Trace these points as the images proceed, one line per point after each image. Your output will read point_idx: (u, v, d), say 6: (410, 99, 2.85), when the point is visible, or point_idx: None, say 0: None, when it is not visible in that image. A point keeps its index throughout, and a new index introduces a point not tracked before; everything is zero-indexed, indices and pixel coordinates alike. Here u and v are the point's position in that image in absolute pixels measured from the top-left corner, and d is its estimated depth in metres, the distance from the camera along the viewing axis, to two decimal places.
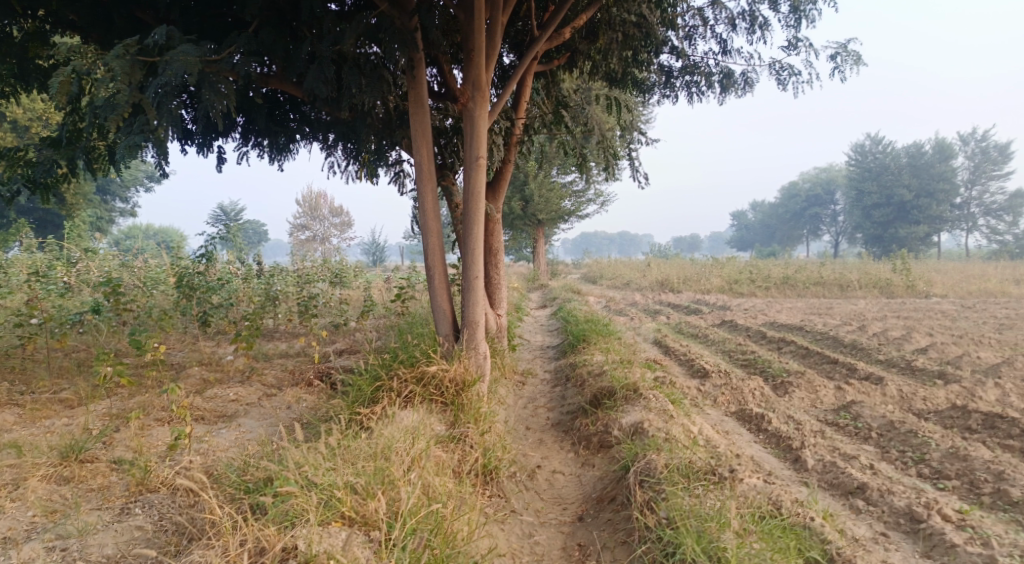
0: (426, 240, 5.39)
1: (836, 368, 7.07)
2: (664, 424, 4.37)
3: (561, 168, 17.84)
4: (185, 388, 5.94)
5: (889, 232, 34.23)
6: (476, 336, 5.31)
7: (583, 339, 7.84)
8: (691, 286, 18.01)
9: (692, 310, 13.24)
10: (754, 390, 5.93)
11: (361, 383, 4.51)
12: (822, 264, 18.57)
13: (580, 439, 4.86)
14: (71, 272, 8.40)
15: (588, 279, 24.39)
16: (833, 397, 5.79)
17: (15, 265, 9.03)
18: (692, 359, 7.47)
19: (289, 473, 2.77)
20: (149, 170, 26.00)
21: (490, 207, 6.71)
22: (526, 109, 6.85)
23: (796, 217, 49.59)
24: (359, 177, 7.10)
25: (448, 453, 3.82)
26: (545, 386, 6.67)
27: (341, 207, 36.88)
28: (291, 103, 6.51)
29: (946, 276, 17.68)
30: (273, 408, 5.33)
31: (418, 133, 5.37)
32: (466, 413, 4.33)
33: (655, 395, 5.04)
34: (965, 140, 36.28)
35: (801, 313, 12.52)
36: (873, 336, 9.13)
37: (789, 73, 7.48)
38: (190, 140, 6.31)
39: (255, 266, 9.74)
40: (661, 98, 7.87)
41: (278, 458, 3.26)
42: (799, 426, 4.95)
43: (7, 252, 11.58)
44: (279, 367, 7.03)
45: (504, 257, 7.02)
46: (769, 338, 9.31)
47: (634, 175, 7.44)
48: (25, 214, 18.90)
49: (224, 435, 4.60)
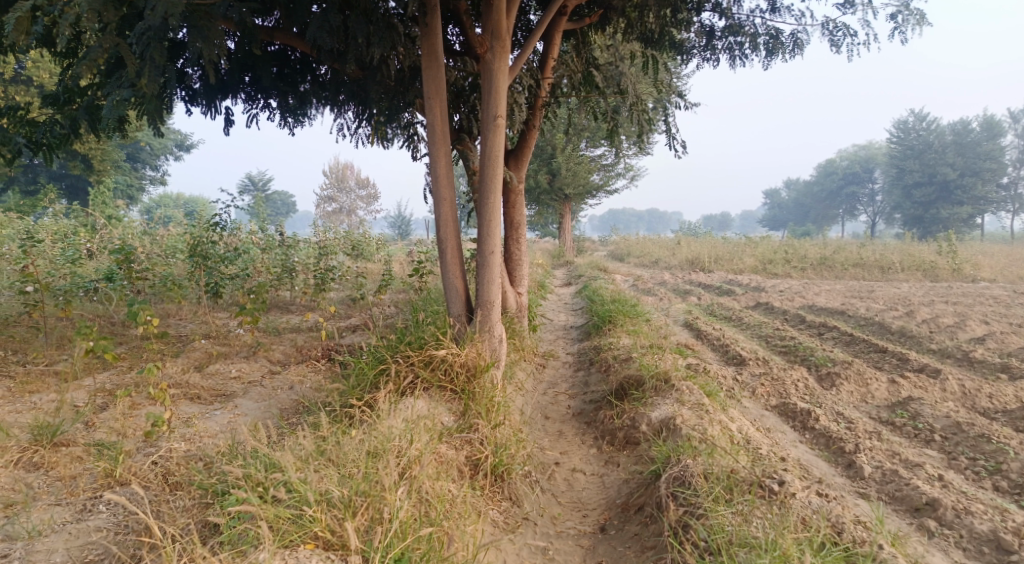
0: (438, 210, 4.91)
1: (885, 358, 6.45)
2: (699, 422, 3.88)
3: (590, 140, 17.11)
4: (185, 362, 5.62)
5: (931, 213, 32.66)
6: (490, 317, 4.83)
7: (608, 319, 7.33)
8: (723, 265, 17.26)
9: (724, 291, 12.59)
10: (796, 382, 5.39)
11: (363, 367, 4.11)
12: (863, 245, 17.63)
13: (604, 434, 4.41)
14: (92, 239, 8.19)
15: (614, 257, 23.70)
16: (886, 392, 5.21)
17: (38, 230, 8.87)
18: (726, 344, 6.91)
19: (244, 490, 2.47)
20: (177, 138, 25.86)
21: (511, 175, 6.20)
22: (552, 69, 6.28)
23: (831, 196, 47.75)
24: (371, 141, 6.64)
25: (454, 450, 3.40)
26: (567, 370, 6.22)
27: (367, 179, 36.47)
28: (301, 61, 6.06)
29: (994, 260, 16.59)
30: (274, 388, 4.97)
31: (430, 91, 4.83)
32: (478, 404, 3.89)
33: (688, 386, 4.52)
34: (1018, 116, 34.17)
35: (841, 295, 11.79)
36: (923, 323, 8.41)
37: (843, 34, 6.72)
38: (194, 102, 5.91)
39: (276, 236, 9.35)
40: (700, 61, 7.21)
41: (262, 457, 2.88)
42: (850, 425, 4.39)
43: (30, 217, 11.46)
44: (287, 342, 6.66)
45: (526, 230, 6.52)
46: (808, 323, 8.68)
47: (670, 145, 6.79)
48: (55, 181, 18.85)
49: (216, 419, 4.25)
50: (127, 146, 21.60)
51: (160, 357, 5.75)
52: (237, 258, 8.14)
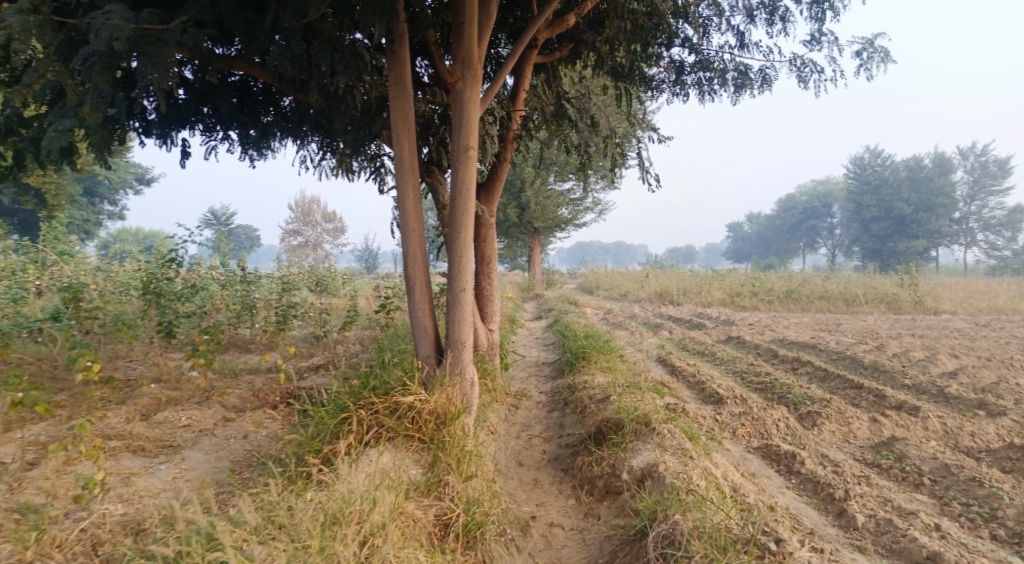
0: (406, 245, 4.68)
1: (862, 395, 6.36)
2: (683, 469, 3.68)
3: (559, 175, 17.18)
4: (131, 410, 5.18)
5: (888, 246, 33.72)
6: (462, 358, 4.56)
7: (582, 356, 7.12)
8: (692, 298, 17.33)
9: (695, 324, 12.55)
10: (778, 422, 5.24)
11: (322, 415, 3.77)
12: (827, 277, 17.95)
13: (582, 483, 4.15)
14: (41, 276, 7.72)
15: (584, 290, 23.69)
16: (868, 431, 5.10)
17: None
18: (703, 381, 6.76)
19: None
20: (137, 171, 25.16)
21: (482, 209, 6.02)
22: (523, 102, 6.19)
23: (792, 230, 49.06)
24: (336, 174, 6.41)
25: (422, 511, 3.12)
26: (541, 410, 5.95)
27: (334, 213, 36.00)
28: (264, 92, 5.84)
29: (952, 292, 17.04)
30: (227, 437, 4.58)
31: (398, 122, 4.64)
32: (448, 454, 3.62)
33: (670, 430, 4.29)
34: (964, 154, 35.84)
35: (810, 328, 11.85)
36: (894, 357, 8.43)
37: (810, 71, 6.83)
38: (147, 133, 5.60)
39: (237, 271, 8.97)
40: (670, 96, 7.25)
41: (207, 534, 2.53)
42: (837, 469, 4.24)
43: None
44: (244, 385, 6.25)
45: (497, 265, 6.32)
46: (781, 357, 8.63)
47: (643, 178, 6.73)
48: (6, 215, 18.05)
49: (159, 475, 3.85)
50: (84, 180, 20.93)
51: (103, 405, 5.29)
52: (194, 295, 7.72)
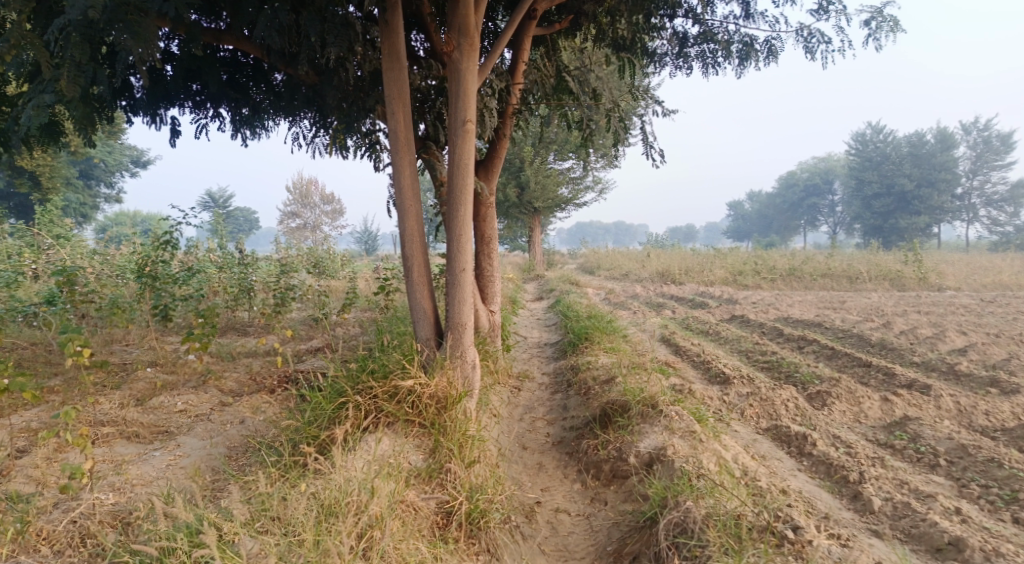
0: (403, 224, 4.50)
1: (870, 373, 6.23)
2: (692, 452, 3.57)
3: (559, 153, 16.90)
4: (125, 395, 5.04)
5: (890, 223, 33.50)
6: (462, 341, 4.41)
7: (585, 336, 6.99)
8: (695, 277, 17.17)
9: (698, 303, 12.41)
10: (786, 402, 5.12)
11: (319, 401, 3.63)
12: (830, 254, 17.76)
13: (588, 467, 4.03)
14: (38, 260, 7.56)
15: (585, 270, 23.55)
16: (879, 411, 4.98)
17: None
18: (708, 361, 6.62)
19: None
20: (133, 153, 24.84)
21: (481, 186, 5.84)
22: (523, 74, 5.96)
23: (793, 207, 48.72)
24: (330, 151, 6.21)
25: (423, 499, 3.01)
26: (544, 392, 5.82)
27: (332, 194, 35.69)
28: (254, 67, 5.62)
29: (956, 268, 16.88)
30: (223, 423, 4.45)
31: (393, 95, 4.44)
32: (449, 439, 3.49)
33: (677, 412, 4.15)
34: (968, 129, 35.39)
35: (814, 306, 11.69)
36: (900, 334, 8.29)
37: (818, 40, 6.58)
38: (134, 111, 5.40)
39: (234, 253, 8.79)
40: (673, 69, 7.03)
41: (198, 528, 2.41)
42: (850, 450, 4.13)
43: None
44: (241, 369, 6.11)
45: (498, 244, 6.15)
46: (786, 335, 8.49)
47: (647, 153, 6.53)
48: (2, 199, 17.85)
49: (152, 463, 3.72)
50: (79, 163, 20.68)
51: (97, 390, 5.15)
52: (190, 277, 7.56)
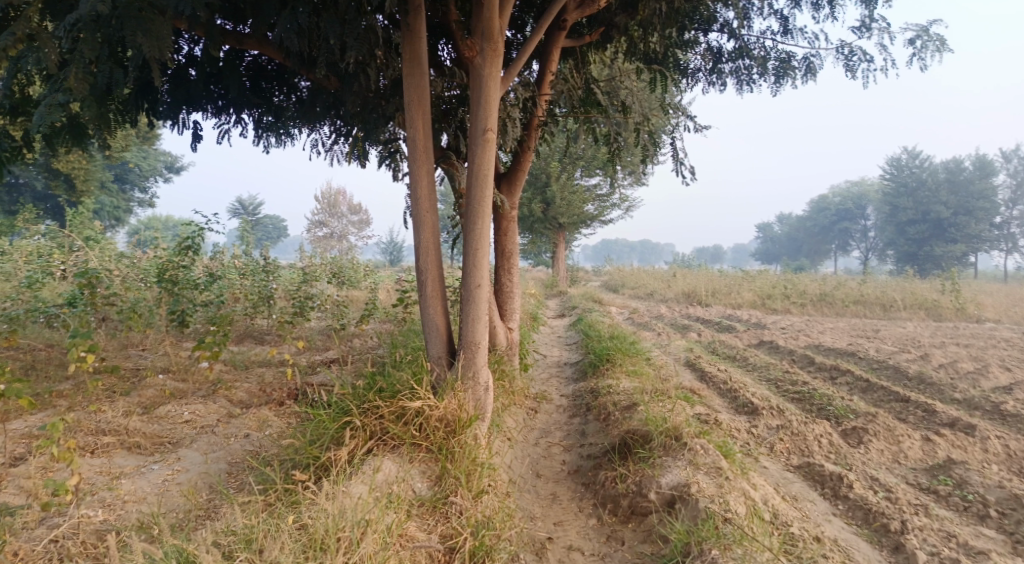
0: (417, 235, 4.35)
1: (909, 409, 5.85)
2: (719, 491, 3.32)
3: (586, 170, 16.81)
4: (133, 402, 4.94)
5: (924, 250, 32.55)
6: (475, 361, 4.21)
7: (605, 358, 6.73)
8: (721, 299, 16.77)
9: (724, 326, 12.04)
10: (820, 437, 4.80)
11: (322, 418, 3.46)
12: (863, 281, 17.21)
13: (605, 500, 3.78)
14: (68, 261, 7.62)
15: (609, 288, 23.23)
16: (921, 452, 4.64)
17: (13, 252, 8.29)
18: (735, 389, 6.31)
19: None
20: (168, 159, 25.34)
21: (503, 200, 5.68)
22: (549, 85, 5.79)
23: (824, 231, 47.72)
24: (351, 160, 6.11)
25: (423, 534, 2.81)
26: (561, 415, 5.58)
27: (358, 204, 35.93)
28: (278, 72, 5.56)
29: (995, 299, 16.21)
30: (227, 437, 4.30)
31: (412, 102, 4.30)
32: (457, 466, 3.30)
33: (703, 445, 3.87)
34: (1009, 155, 34.31)
35: (846, 334, 11.23)
36: (939, 368, 7.86)
37: (859, 59, 6.32)
38: (156, 114, 5.36)
39: (256, 261, 8.75)
40: (705, 86, 6.84)
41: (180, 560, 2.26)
42: (891, 494, 3.82)
43: (6, 236, 10.84)
44: (253, 379, 5.99)
45: (519, 260, 5.98)
46: (817, 364, 8.12)
47: (677, 170, 6.30)
48: (39, 200, 18.24)
49: (149, 477, 3.58)
50: (114, 167, 21.11)
51: (106, 396, 5.06)
52: (211, 283, 7.50)
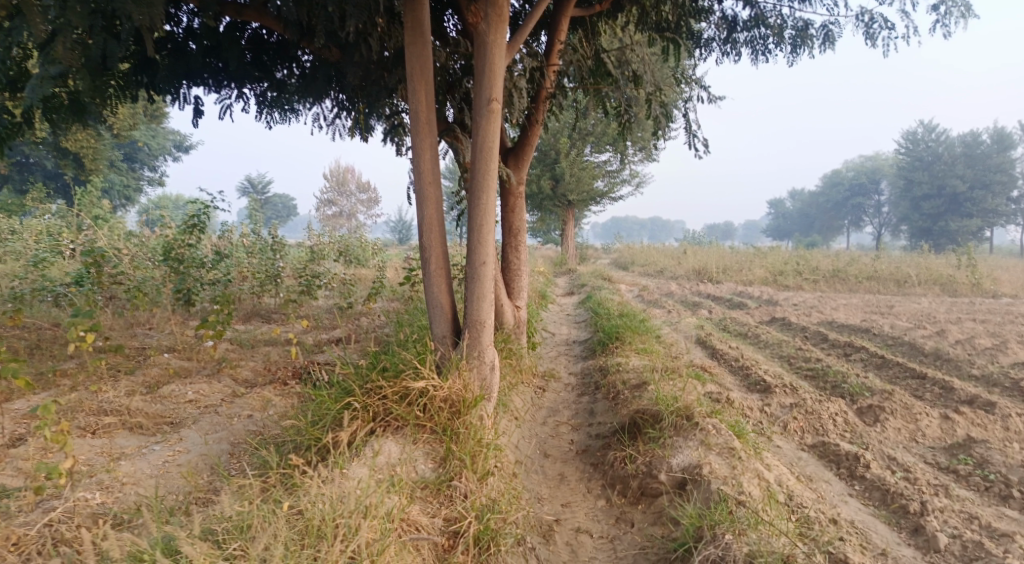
0: (420, 212, 4.21)
1: (926, 386, 5.71)
2: (731, 473, 3.22)
3: (595, 145, 16.53)
4: (138, 382, 4.90)
5: (939, 225, 31.97)
6: (481, 340, 4.11)
7: (614, 336, 6.61)
8: (732, 276, 16.55)
9: (736, 303, 11.88)
10: (835, 416, 4.67)
11: (324, 399, 3.38)
12: (877, 256, 16.90)
13: (614, 481, 3.69)
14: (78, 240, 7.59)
15: (619, 266, 23.04)
16: (939, 431, 4.51)
17: (24, 232, 8.26)
18: (747, 366, 6.19)
19: None
20: (176, 138, 25.24)
21: (509, 175, 5.52)
22: (558, 55, 5.59)
23: (838, 207, 47.03)
24: (354, 134, 5.97)
25: (425, 519, 2.74)
26: (570, 394, 5.49)
27: (367, 183, 35.79)
28: (279, 45, 5.39)
29: (1013, 274, 15.87)
30: (230, 417, 4.25)
31: (413, 73, 4.14)
32: (462, 448, 3.21)
33: (715, 424, 3.76)
34: None
35: (860, 311, 11.03)
36: (956, 344, 7.68)
37: (880, 26, 6.04)
38: (155, 90, 5.23)
39: (265, 239, 8.62)
40: (718, 56, 6.59)
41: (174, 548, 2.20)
42: (910, 474, 3.70)
43: (17, 216, 10.83)
44: (259, 358, 5.93)
45: (527, 237, 5.84)
46: (831, 341, 7.97)
47: (690, 144, 6.11)
48: (49, 179, 18.26)
49: (150, 458, 3.54)
50: (123, 146, 21.08)
51: (110, 374, 5.01)
52: (217, 262, 7.43)
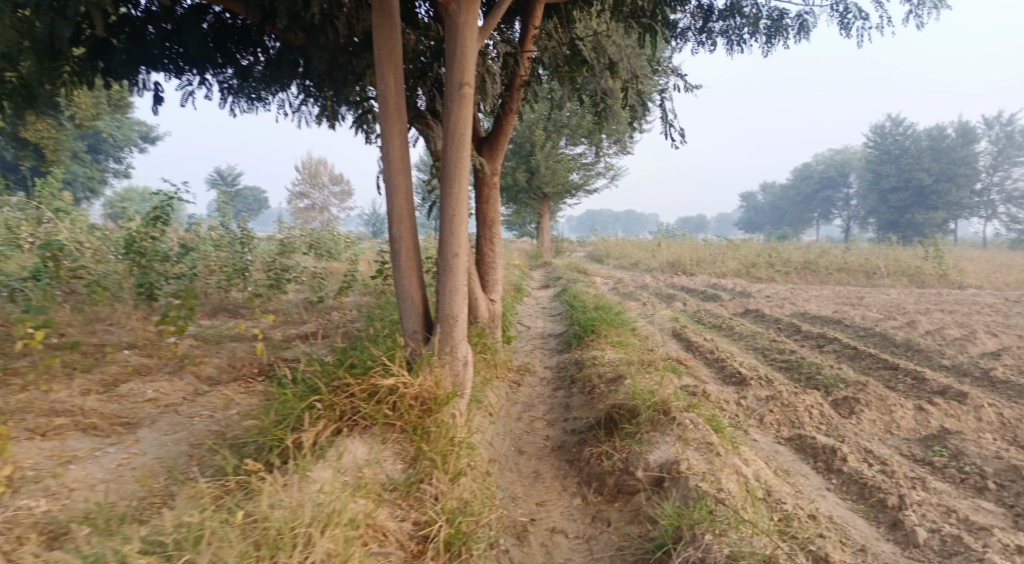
0: (390, 202, 4.05)
1: (898, 377, 5.75)
2: (709, 469, 3.15)
3: (571, 138, 16.44)
4: (93, 380, 4.66)
5: (906, 218, 32.66)
6: (453, 334, 3.98)
7: (591, 329, 6.52)
8: (706, 268, 16.64)
9: (710, 295, 11.92)
10: (811, 408, 4.65)
11: (288, 397, 3.22)
12: (847, 249, 17.15)
13: (590, 479, 3.60)
14: (35, 232, 7.24)
15: (594, 258, 23.04)
16: (913, 422, 4.51)
17: None
18: (722, 358, 6.16)
19: None
20: (142, 128, 24.49)
21: (483, 165, 5.38)
22: (532, 41, 5.46)
23: (808, 200, 47.81)
24: (322, 122, 5.78)
25: (393, 525, 2.61)
26: (545, 388, 5.40)
27: (340, 175, 35.21)
28: (243, 29, 5.16)
29: (977, 266, 16.24)
30: (191, 417, 4.05)
31: (381, 56, 3.96)
32: (433, 448, 3.09)
33: (693, 419, 3.70)
34: (991, 123, 34.27)
35: (832, 302, 11.14)
36: (925, 335, 7.78)
37: (854, 16, 6.04)
38: (111, 75, 4.96)
39: (233, 232, 8.31)
40: (694, 46, 6.52)
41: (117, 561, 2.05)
42: (886, 467, 3.67)
43: None
44: (224, 354, 5.71)
45: (501, 228, 5.71)
46: (804, 333, 8.01)
47: (666, 133, 6.04)
48: (7, 170, 17.55)
49: (103, 461, 3.33)
50: (86, 136, 20.36)
51: (65, 372, 4.75)
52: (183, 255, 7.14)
